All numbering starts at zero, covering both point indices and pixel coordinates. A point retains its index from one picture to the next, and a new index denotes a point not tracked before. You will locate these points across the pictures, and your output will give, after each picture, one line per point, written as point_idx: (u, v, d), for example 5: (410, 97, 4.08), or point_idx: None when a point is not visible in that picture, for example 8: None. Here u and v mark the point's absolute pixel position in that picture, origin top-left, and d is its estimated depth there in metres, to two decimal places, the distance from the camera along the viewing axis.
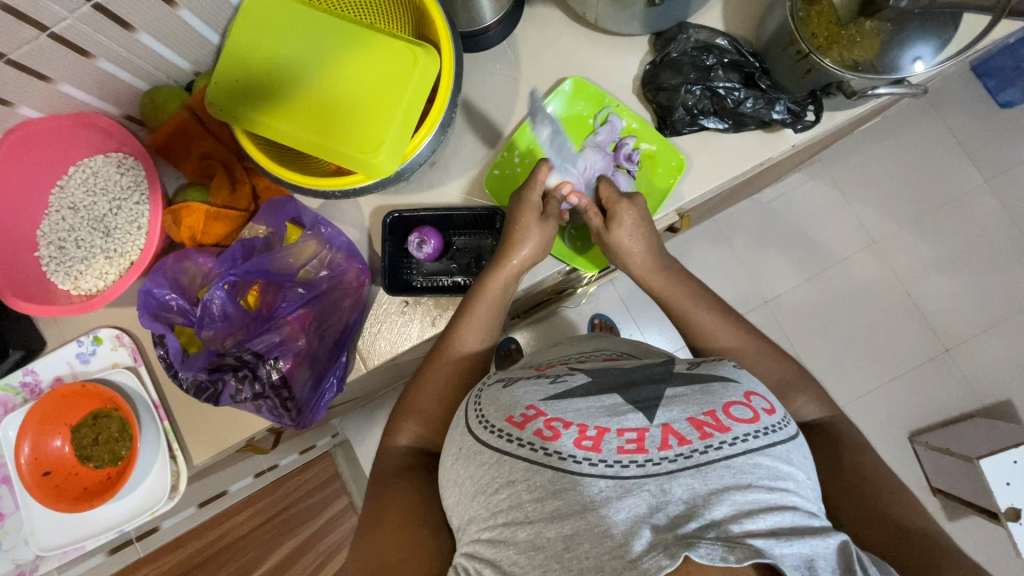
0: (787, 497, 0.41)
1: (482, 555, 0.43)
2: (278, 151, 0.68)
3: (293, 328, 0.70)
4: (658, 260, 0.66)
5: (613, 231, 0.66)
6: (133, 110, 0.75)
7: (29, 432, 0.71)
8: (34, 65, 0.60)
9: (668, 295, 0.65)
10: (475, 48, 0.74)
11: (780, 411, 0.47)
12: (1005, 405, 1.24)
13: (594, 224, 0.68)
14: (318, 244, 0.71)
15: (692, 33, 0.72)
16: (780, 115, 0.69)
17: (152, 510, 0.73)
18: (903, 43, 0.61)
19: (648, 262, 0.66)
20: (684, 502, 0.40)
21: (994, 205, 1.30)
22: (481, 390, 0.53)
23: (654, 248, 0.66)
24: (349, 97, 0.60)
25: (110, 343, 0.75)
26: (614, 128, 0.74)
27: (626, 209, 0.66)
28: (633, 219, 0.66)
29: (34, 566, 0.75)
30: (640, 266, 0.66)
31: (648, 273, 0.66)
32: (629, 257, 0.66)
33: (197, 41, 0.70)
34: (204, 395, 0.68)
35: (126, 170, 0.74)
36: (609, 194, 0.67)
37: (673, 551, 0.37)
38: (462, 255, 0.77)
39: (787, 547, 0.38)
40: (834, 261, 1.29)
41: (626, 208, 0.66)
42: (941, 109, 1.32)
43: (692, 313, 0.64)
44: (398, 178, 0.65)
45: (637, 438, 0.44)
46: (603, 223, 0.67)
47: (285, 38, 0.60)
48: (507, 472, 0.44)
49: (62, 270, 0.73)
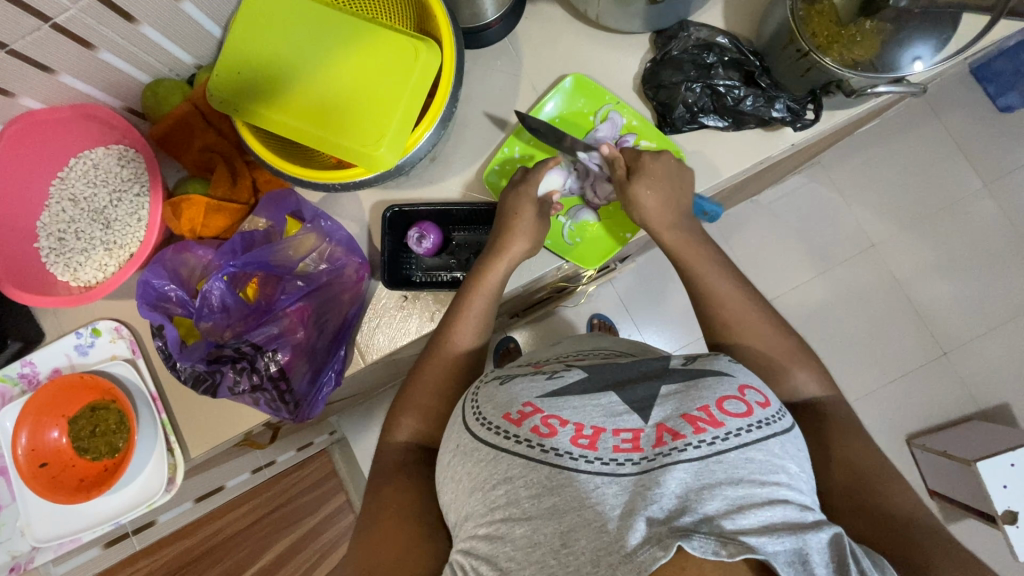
0: (779, 490, 0.41)
1: (479, 551, 0.43)
2: (278, 144, 0.68)
3: (292, 321, 0.71)
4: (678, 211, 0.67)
5: (636, 182, 0.66)
6: (134, 103, 0.75)
7: (26, 422, 0.71)
8: (36, 56, 0.60)
9: (687, 253, 0.66)
10: (476, 44, 0.74)
11: (775, 404, 0.47)
12: (1002, 408, 1.24)
13: (617, 174, 0.68)
14: (318, 237, 0.71)
15: (693, 31, 0.72)
16: (779, 113, 0.70)
17: (149, 503, 0.73)
18: (903, 42, 0.61)
19: (670, 212, 0.66)
20: (677, 496, 0.40)
21: (992, 209, 1.30)
22: (479, 387, 0.53)
23: (676, 204, 0.67)
24: (350, 90, 0.60)
25: (108, 335, 0.75)
26: (614, 125, 0.74)
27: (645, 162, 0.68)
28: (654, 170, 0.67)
29: (30, 558, 0.75)
30: (663, 218, 0.66)
31: (670, 224, 0.66)
32: (653, 208, 0.66)
33: (199, 34, 0.71)
34: (202, 386, 0.68)
35: (126, 162, 0.74)
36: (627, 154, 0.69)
37: (667, 543, 0.37)
38: (462, 252, 0.76)
39: (780, 544, 0.37)
40: (833, 264, 1.30)
41: (652, 161, 0.67)
42: (941, 113, 1.33)
43: (709, 276, 0.64)
44: (398, 171, 0.65)
45: (632, 438, 0.44)
46: (625, 175, 0.68)
47: (286, 32, 0.61)
48: (504, 469, 0.44)
49: (61, 261, 0.73)
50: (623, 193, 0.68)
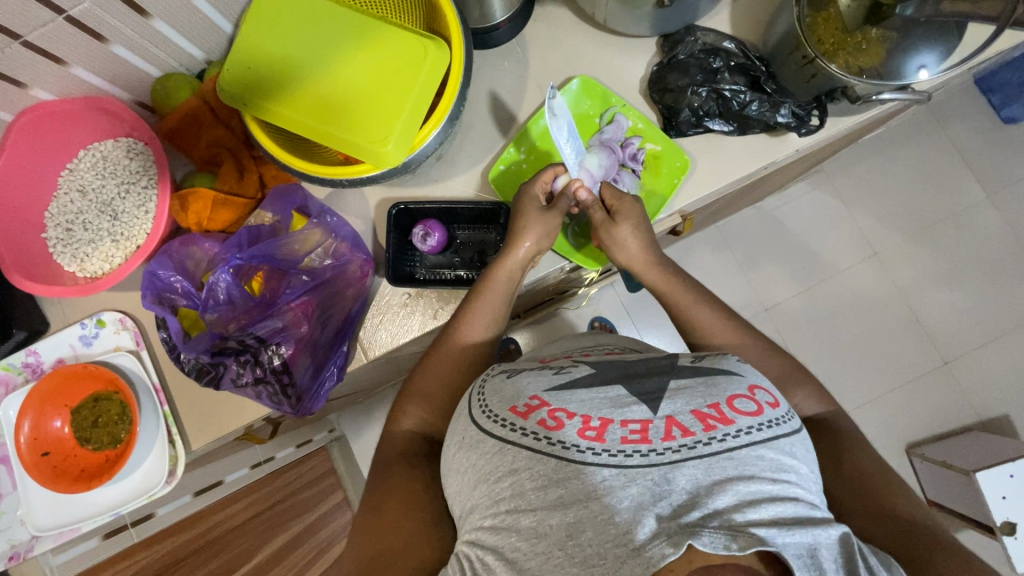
0: (790, 488, 0.42)
1: (484, 543, 0.43)
2: (288, 139, 0.68)
3: (296, 315, 0.71)
4: (656, 255, 0.67)
5: (618, 223, 0.67)
6: (144, 96, 0.75)
7: (30, 411, 0.71)
8: (51, 48, 0.61)
9: (667, 289, 0.66)
10: (486, 45, 0.75)
11: (784, 406, 0.47)
12: (1002, 419, 1.24)
13: (598, 218, 0.68)
14: (324, 233, 0.71)
15: (700, 35, 0.73)
16: (785, 118, 0.70)
17: (149, 494, 0.73)
18: (909, 51, 0.62)
19: (646, 258, 0.67)
20: (687, 492, 0.40)
21: (995, 219, 1.30)
22: (485, 380, 0.53)
23: (654, 246, 0.68)
24: (360, 88, 0.61)
25: (113, 326, 0.75)
26: (620, 126, 0.75)
27: (629, 204, 0.68)
28: (636, 215, 0.67)
29: (29, 547, 0.76)
30: (638, 260, 0.67)
31: (644, 267, 0.67)
32: (629, 252, 0.67)
33: (210, 29, 0.71)
34: (205, 377, 0.69)
35: (136, 155, 0.75)
36: (612, 192, 0.69)
37: (676, 540, 0.38)
38: (466, 249, 0.78)
39: (789, 537, 0.38)
40: (834, 270, 1.30)
41: (630, 203, 0.68)
42: (945, 123, 1.33)
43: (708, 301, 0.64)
44: (406, 168, 0.65)
45: (640, 429, 0.44)
46: (606, 216, 0.68)
47: (298, 30, 0.61)
48: (510, 460, 0.45)
49: (68, 252, 0.74)
50: (603, 234, 0.68)
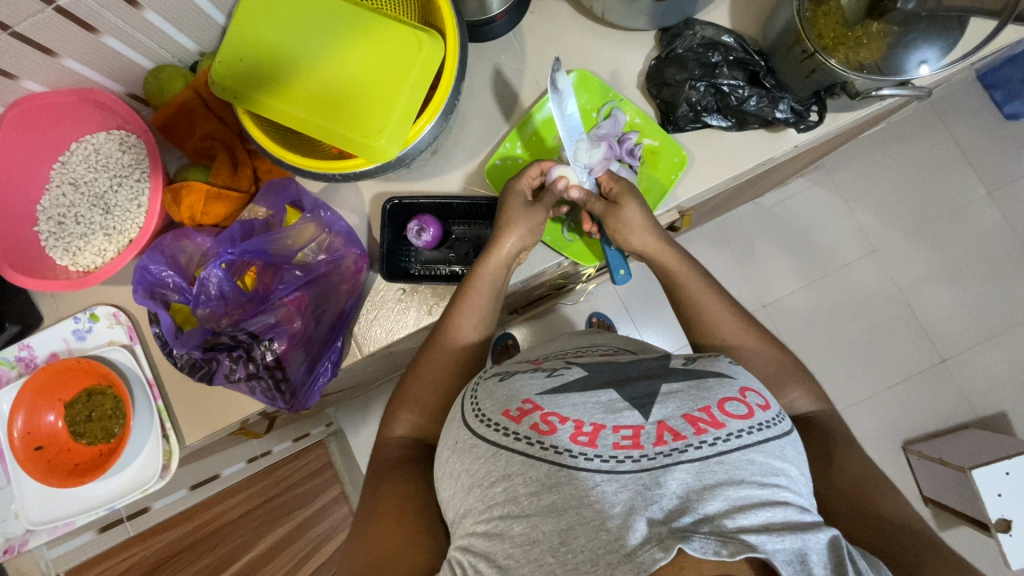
0: (780, 492, 0.41)
1: (477, 549, 0.43)
2: (281, 133, 0.68)
3: (290, 310, 0.71)
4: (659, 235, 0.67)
5: (623, 209, 0.66)
6: (137, 89, 0.75)
7: (23, 405, 0.71)
8: (39, 39, 0.60)
9: (676, 268, 0.66)
10: (483, 38, 0.74)
11: (775, 407, 0.47)
12: (1000, 417, 1.24)
13: (598, 207, 0.68)
14: (318, 227, 0.71)
15: (698, 30, 0.72)
16: (783, 114, 0.70)
17: (143, 488, 0.73)
18: (910, 45, 0.61)
19: (649, 239, 0.66)
20: (678, 497, 0.40)
21: (995, 217, 1.30)
22: (478, 383, 0.53)
23: (656, 226, 0.67)
24: (352, 82, 0.60)
25: (106, 321, 0.75)
26: (617, 122, 0.74)
27: (627, 189, 0.68)
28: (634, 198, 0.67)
29: (23, 541, 0.75)
30: (645, 242, 0.66)
31: (651, 249, 0.67)
32: (634, 233, 0.66)
33: (202, 21, 0.71)
34: (198, 373, 0.70)
35: (128, 148, 0.74)
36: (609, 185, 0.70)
37: (667, 544, 0.37)
38: (461, 245, 0.78)
39: (779, 543, 0.37)
40: (834, 267, 1.29)
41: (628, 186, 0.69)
42: (947, 119, 1.32)
43: (697, 291, 0.64)
44: (400, 163, 0.64)
45: (632, 435, 0.43)
46: (607, 203, 0.68)
47: (289, 24, 0.61)
48: (503, 466, 0.44)
49: (60, 245, 0.74)
50: (609, 221, 0.67)
